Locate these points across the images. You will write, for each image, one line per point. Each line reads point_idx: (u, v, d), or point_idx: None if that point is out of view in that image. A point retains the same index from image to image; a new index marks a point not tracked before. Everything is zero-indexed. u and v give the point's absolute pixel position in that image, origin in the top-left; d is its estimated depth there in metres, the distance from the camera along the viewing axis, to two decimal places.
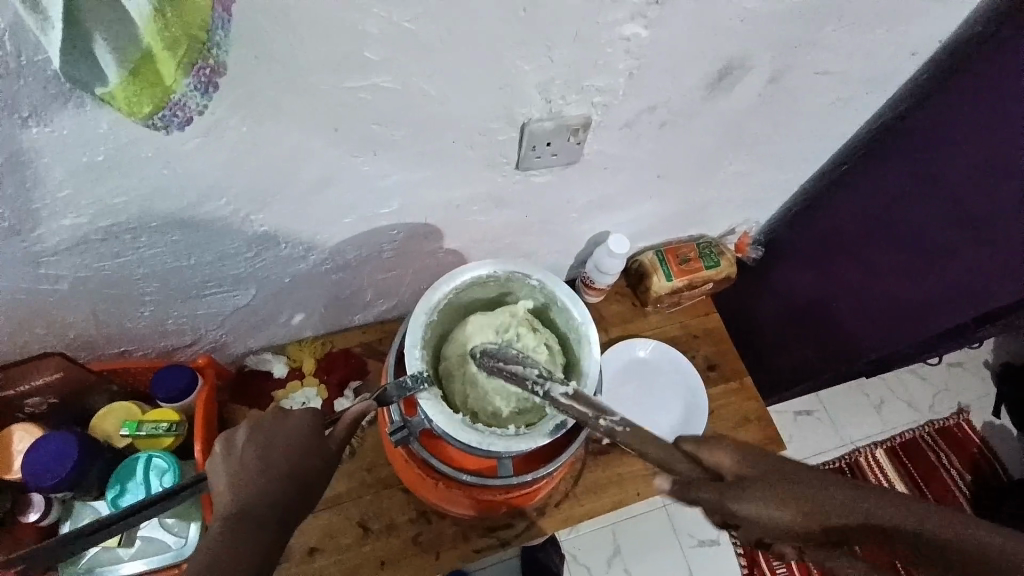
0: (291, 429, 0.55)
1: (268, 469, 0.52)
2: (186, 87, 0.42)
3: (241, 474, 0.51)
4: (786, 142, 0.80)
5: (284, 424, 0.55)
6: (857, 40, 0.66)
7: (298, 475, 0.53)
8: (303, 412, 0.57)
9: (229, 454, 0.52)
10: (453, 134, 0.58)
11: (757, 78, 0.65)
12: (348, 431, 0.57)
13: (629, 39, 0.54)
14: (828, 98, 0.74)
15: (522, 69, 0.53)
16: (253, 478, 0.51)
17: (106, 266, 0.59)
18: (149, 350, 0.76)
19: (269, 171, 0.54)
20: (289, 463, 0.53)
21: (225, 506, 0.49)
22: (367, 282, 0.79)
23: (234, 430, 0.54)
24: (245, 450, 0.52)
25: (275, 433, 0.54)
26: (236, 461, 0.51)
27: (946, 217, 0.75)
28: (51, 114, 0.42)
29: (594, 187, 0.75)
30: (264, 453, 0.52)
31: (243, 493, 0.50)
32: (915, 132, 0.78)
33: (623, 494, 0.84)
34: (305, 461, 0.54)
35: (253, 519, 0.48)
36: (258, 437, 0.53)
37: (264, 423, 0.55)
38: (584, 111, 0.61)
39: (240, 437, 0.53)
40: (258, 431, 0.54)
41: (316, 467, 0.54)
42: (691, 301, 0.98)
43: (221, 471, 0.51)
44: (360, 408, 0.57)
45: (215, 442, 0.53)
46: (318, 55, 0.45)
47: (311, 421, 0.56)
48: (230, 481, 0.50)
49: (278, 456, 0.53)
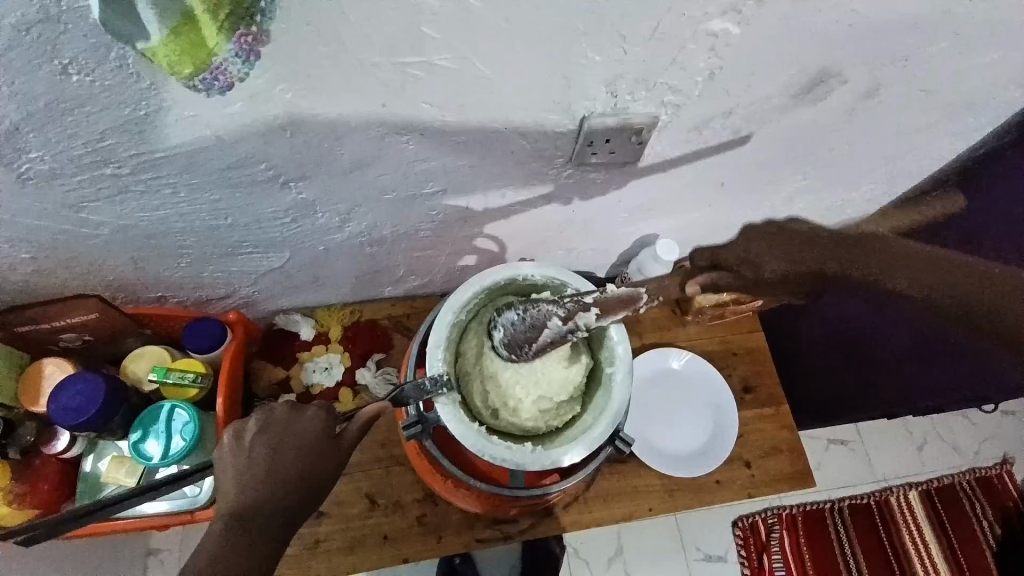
0: (304, 428, 0.54)
1: (274, 471, 0.51)
2: (228, 51, 0.41)
3: (249, 471, 0.50)
4: (869, 162, 0.73)
5: (296, 423, 0.54)
6: (972, 60, 0.58)
7: (304, 477, 0.52)
8: (316, 408, 0.56)
9: (239, 448, 0.52)
10: (508, 121, 0.54)
11: (852, 92, 0.59)
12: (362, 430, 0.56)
13: (716, 35, 0.48)
14: (928, 119, 0.66)
15: (590, 59, 0.48)
16: (258, 481, 0.50)
17: (145, 218, 0.58)
18: (184, 300, 0.76)
19: (313, 143, 0.52)
20: (296, 467, 0.52)
21: (228, 505, 0.49)
22: (401, 258, 0.77)
23: (246, 420, 0.53)
24: (254, 445, 0.52)
25: (286, 430, 0.53)
26: (244, 457, 0.51)
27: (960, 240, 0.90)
28: (93, 64, 0.40)
29: (650, 189, 0.70)
30: (274, 450, 0.52)
31: (246, 494, 0.49)
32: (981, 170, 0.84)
33: (636, 506, 0.82)
34: (315, 464, 0.53)
35: (259, 525, 0.48)
36: (268, 433, 0.52)
37: (276, 418, 0.54)
38: (651, 110, 0.56)
39: (251, 430, 0.53)
40: (270, 426, 0.53)
41: (325, 470, 0.53)
42: (737, 316, 0.93)
43: (228, 465, 0.51)
44: (374, 411, 0.55)
45: (225, 433, 0.52)
46: (372, 26, 0.42)
47: (323, 419, 0.55)
48: (236, 477, 0.50)
49: (287, 454, 0.52)
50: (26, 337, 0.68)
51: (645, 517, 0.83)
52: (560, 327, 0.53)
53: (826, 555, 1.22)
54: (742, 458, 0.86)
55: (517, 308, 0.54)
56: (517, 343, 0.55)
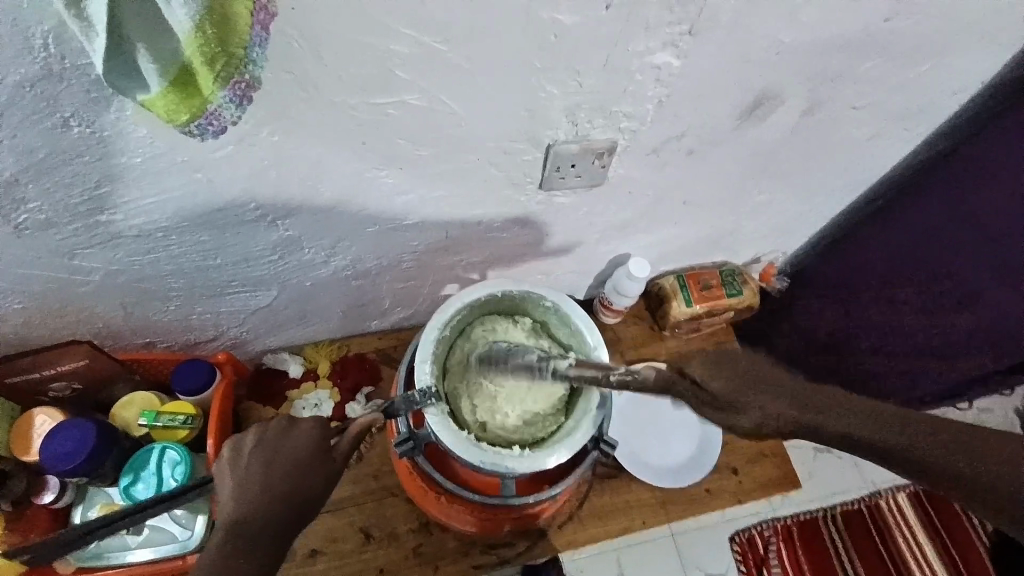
0: (296, 444, 0.55)
1: (269, 484, 0.52)
2: (222, 98, 0.42)
3: (243, 485, 0.51)
4: (819, 175, 0.78)
5: (290, 437, 0.55)
6: (895, 78, 0.64)
7: (297, 490, 0.52)
8: (310, 422, 0.57)
9: (235, 463, 0.53)
10: (480, 152, 0.59)
11: (789, 110, 0.65)
12: (355, 441, 0.58)
13: (659, 66, 0.54)
14: (864, 133, 0.72)
15: (550, 91, 0.53)
16: (252, 495, 0.51)
17: (136, 262, 0.61)
18: (171, 344, 0.78)
19: (298, 181, 0.56)
20: (287, 480, 0.52)
21: (224, 517, 0.50)
22: (385, 289, 0.80)
23: (242, 438, 0.54)
24: (250, 459, 0.53)
25: (280, 445, 0.54)
26: (238, 474, 0.52)
27: (981, 234, 0.84)
28: (92, 116, 0.44)
29: (619, 210, 0.75)
30: (268, 464, 0.52)
31: (241, 506, 0.50)
32: (942, 168, 0.80)
33: (629, 521, 0.83)
34: (306, 477, 0.53)
35: (251, 539, 0.49)
36: (262, 449, 0.53)
37: (270, 434, 0.55)
38: (610, 135, 0.61)
39: (247, 445, 0.54)
40: (265, 441, 0.54)
41: (317, 483, 0.54)
42: (712, 328, 0.97)
43: (226, 480, 0.52)
44: (365, 422, 0.57)
45: (223, 450, 0.54)
46: (350, 73, 0.46)
47: (316, 433, 0.56)
48: (231, 492, 0.51)
49: (281, 469, 0.53)
50: (14, 389, 0.69)
51: (640, 531, 0.83)
52: (534, 360, 0.57)
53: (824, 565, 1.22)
54: (730, 466, 0.88)
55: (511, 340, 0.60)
56: (495, 359, 0.59)
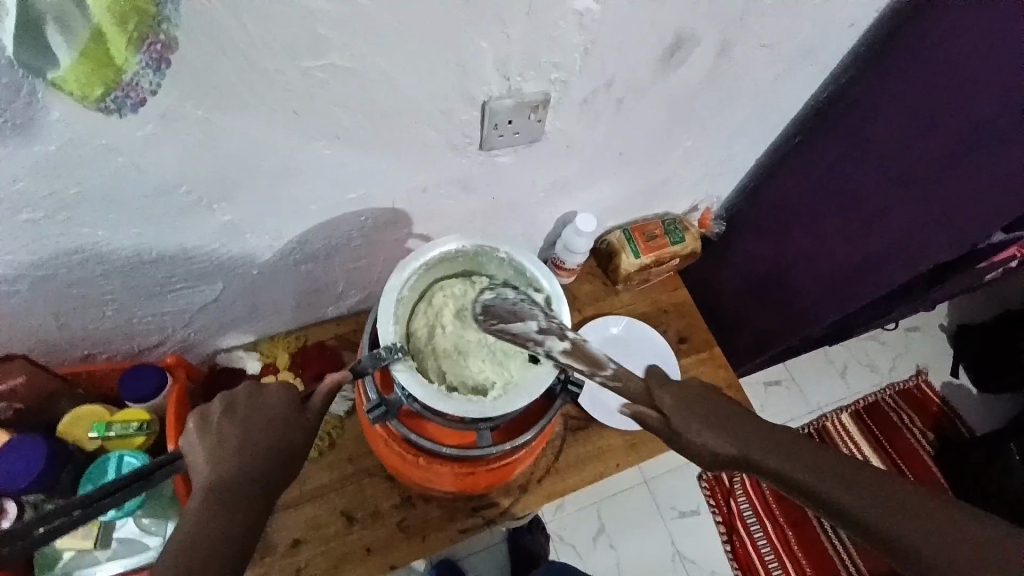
0: (268, 405, 0.55)
1: (246, 445, 0.52)
2: (138, 64, 0.41)
3: (219, 448, 0.51)
4: (738, 119, 0.82)
5: (261, 399, 0.55)
6: (799, 14, 0.67)
7: (279, 448, 0.53)
8: (278, 385, 0.57)
9: (206, 430, 0.52)
10: (415, 115, 0.59)
11: (706, 53, 0.68)
12: (327, 398, 0.57)
13: (581, 13, 0.55)
14: (774, 73, 0.76)
15: (478, 45, 0.54)
16: (233, 454, 0.51)
17: (65, 265, 0.58)
18: (115, 354, 0.75)
19: (232, 158, 0.54)
20: (267, 439, 0.53)
21: (202, 481, 0.49)
22: (337, 273, 0.79)
23: (210, 403, 0.54)
24: (223, 424, 0.52)
25: (252, 408, 0.54)
26: (213, 436, 0.51)
27: (895, 177, 0.77)
28: (2, 103, 0.41)
29: (558, 166, 0.76)
30: (244, 428, 0.52)
31: (222, 469, 0.50)
32: (839, 115, 0.81)
33: (604, 466, 0.86)
34: (287, 434, 0.54)
35: (239, 495, 0.49)
36: (235, 413, 0.53)
37: (241, 398, 0.55)
38: (542, 88, 0.62)
39: (217, 411, 0.53)
40: (235, 405, 0.54)
41: (299, 440, 0.54)
42: (661, 277, 1.01)
43: (198, 446, 0.51)
44: (336, 380, 0.56)
45: (190, 418, 0.52)
46: (272, 35, 0.45)
47: (287, 392, 0.57)
48: (208, 457, 0.50)
49: (257, 429, 0.53)
50: None
51: (615, 474, 0.87)
52: (532, 331, 0.56)
53: (805, 526, 1.28)
54: None
55: (520, 295, 0.60)
56: (494, 314, 0.59)
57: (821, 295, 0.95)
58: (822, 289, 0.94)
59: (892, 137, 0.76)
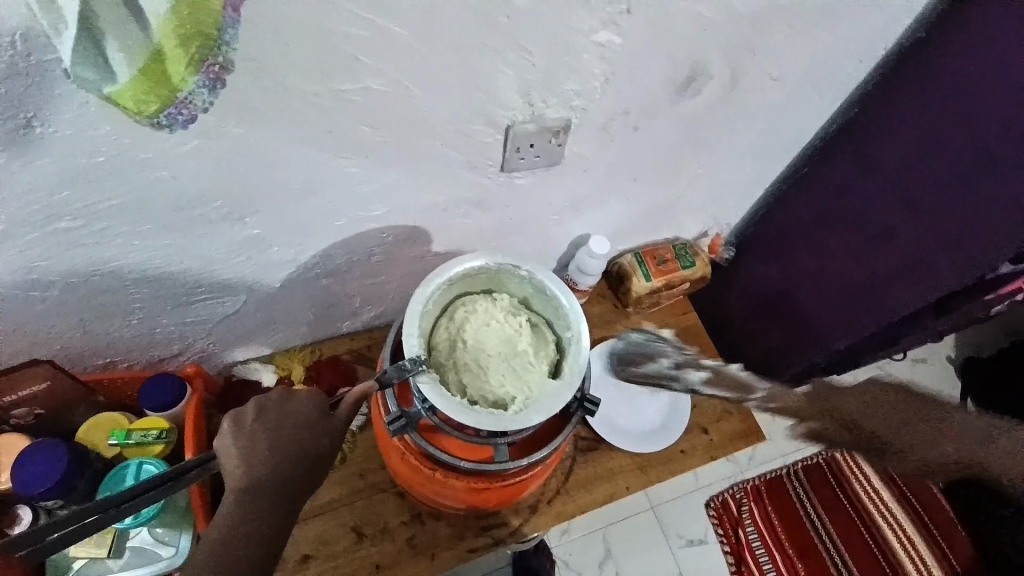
0: (298, 411, 0.56)
1: (276, 450, 0.53)
2: (194, 84, 0.45)
3: (249, 452, 0.52)
4: (749, 147, 0.84)
5: (290, 405, 0.56)
6: (810, 48, 0.70)
7: (307, 454, 0.54)
8: (310, 391, 0.58)
9: (238, 434, 0.53)
10: (441, 137, 0.61)
11: (720, 83, 0.70)
12: (353, 409, 0.57)
13: (603, 45, 0.58)
14: (784, 103, 0.78)
15: (504, 73, 0.56)
16: (263, 459, 0.52)
17: (96, 273, 0.60)
18: (134, 362, 0.76)
19: (265, 174, 0.56)
20: (296, 445, 0.54)
21: (230, 483, 0.51)
22: (355, 288, 0.81)
23: (243, 407, 0.55)
24: (254, 428, 0.53)
25: (282, 414, 0.55)
26: (245, 439, 0.52)
27: (902, 201, 0.80)
28: (55, 115, 0.44)
29: (573, 188, 0.79)
30: (273, 433, 0.53)
31: (252, 473, 0.51)
32: (847, 142, 0.84)
33: (613, 489, 0.86)
34: (314, 441, 0.55)
35: (266, 499, 0.51)
36: (266, 417, 0.54)
37: (273, 403, 0.55)
38: (563, 114, 0.65)
39: (249, 415, 0.54)
40: (266, 409, 0.55)
41: (324, 448, 0.55)
42: (671, 300, 1.02)
43: (230, 449, 0.52)
44: (361, 393, 0.56)
45: (223, 419, 0.54)
46: (314, 59, 0.48)
47: (317, 399, 0.57)
48: (239, 460, 0.51)
49: (287, 435, 0.54)
50: None
51: (624, 497, 0.87)
52: None
53: None
54: (700, 426, 0.93)
55: None
56: None
57: (828, 315, 0.97)
58: (830, 310, 0.96)
59: (899, 161, 0.79)
